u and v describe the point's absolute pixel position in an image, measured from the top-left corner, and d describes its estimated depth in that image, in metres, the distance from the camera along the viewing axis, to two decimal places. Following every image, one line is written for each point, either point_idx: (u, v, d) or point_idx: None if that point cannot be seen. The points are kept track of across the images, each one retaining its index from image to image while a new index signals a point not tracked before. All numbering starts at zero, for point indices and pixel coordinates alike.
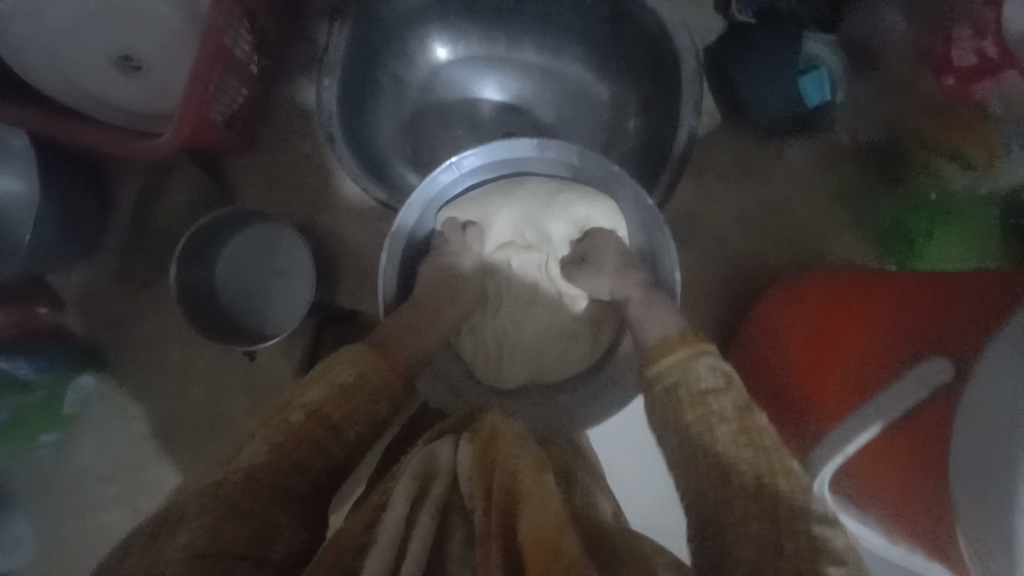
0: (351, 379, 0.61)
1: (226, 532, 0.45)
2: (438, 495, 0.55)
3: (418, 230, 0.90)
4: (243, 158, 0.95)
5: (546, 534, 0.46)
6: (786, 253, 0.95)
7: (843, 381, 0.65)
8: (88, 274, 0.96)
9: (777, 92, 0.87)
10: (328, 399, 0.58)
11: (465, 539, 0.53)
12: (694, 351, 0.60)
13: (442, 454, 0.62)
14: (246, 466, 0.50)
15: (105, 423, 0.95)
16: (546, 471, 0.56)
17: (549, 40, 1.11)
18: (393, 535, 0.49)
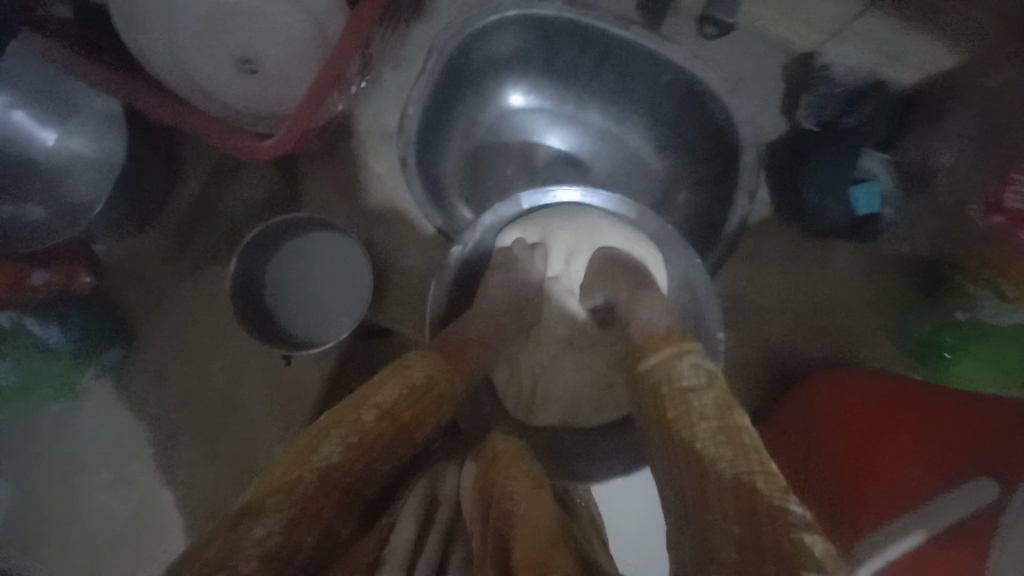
0: (422, 380, 0.66)
1: (296, 536, 0.49)
2: (443, 520, 0.57)
3: (477, 248, 0.92)
4: (316, 165, 0.98)
5: (536, 557, 0.45)
6: (819, 348, 0.99)
7: (886, 483, 0.67)
8: (136, 246, 0.96)
9: (835, 199, 0.93)
10: (399, 399, 0.62)
11: (464, 561, 0.52)
12: (679, 351, 0.65)
13: (449, 481, 0.64)
14: (322, 465, 0.54)
15: (115, 400, 0.93)
16: (542, 489, 0.56)
17: (617, 108, 1.17)
18: (401, 556, 0.50)
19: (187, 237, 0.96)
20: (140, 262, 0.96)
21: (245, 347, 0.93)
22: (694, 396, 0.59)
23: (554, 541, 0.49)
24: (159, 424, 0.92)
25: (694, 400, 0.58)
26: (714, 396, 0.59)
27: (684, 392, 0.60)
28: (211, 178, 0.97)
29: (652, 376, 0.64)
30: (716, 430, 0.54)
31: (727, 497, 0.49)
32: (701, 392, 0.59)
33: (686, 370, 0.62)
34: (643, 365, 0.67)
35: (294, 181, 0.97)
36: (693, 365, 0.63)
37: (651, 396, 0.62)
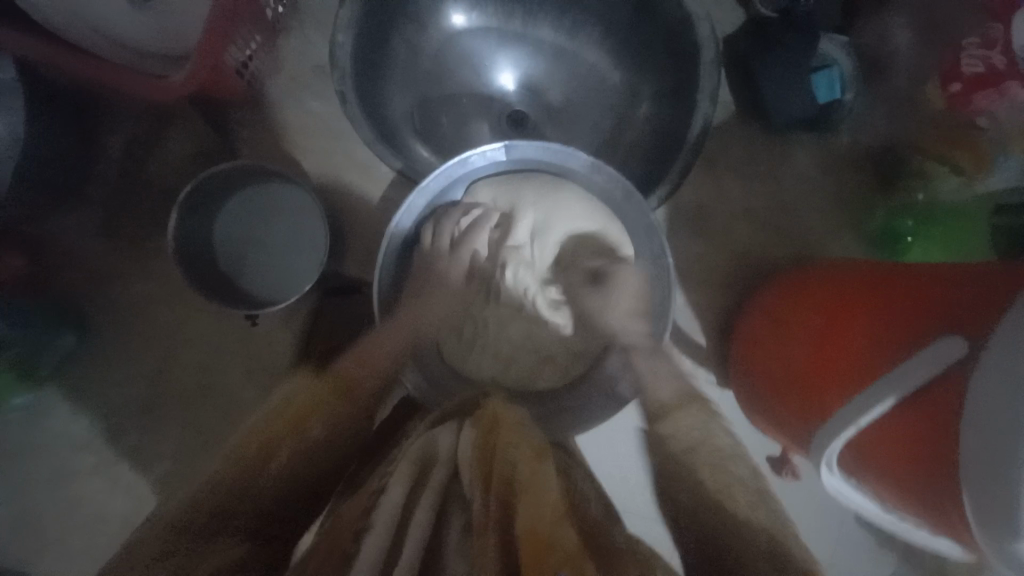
0: (288, 400, 0.71)
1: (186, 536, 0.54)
2: (438, 482, 0.61)
3: (440, 204, 0.90)
4: (247, 113, 0.90)
5: (541, 528, 0.48)
6: (788, 249, 0.99)
7: (847, 374, 0.70)
8: (68, 226, 0.89)
9: (794, 91, 0.90)
10: (278, 417, 0.68)
11: (464, 527, 0.54)
12: (698, 418, 0.69)
13: (442, 441, 0.68)
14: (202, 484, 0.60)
15: (82, 386, 0.90)
16: (543, 459, 0.61)
17: (567, 19, 1.10)
18: (390, 517, 0.54)
19: (121, 207, 0.89)
20: (76, 244, 0.89)
21: (209, 316, 0.90)
22: (729, 475, 0.68)
23: (558, 517, 0.51)
24: (133, 404, 0.90)
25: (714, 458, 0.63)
26: (736, 469, 0.67)
27: (536, 453, 0.60)
28: (136, 145, 0.90)
29: (677, 445, 0.72)
30: (747, 496, 0.59)
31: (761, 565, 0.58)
32: (727, 457, 0.63)
33: (717, 458, 0.69)
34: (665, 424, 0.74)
35: (228, 135, 0.89)
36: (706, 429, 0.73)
37: (688, 470, 0.69)
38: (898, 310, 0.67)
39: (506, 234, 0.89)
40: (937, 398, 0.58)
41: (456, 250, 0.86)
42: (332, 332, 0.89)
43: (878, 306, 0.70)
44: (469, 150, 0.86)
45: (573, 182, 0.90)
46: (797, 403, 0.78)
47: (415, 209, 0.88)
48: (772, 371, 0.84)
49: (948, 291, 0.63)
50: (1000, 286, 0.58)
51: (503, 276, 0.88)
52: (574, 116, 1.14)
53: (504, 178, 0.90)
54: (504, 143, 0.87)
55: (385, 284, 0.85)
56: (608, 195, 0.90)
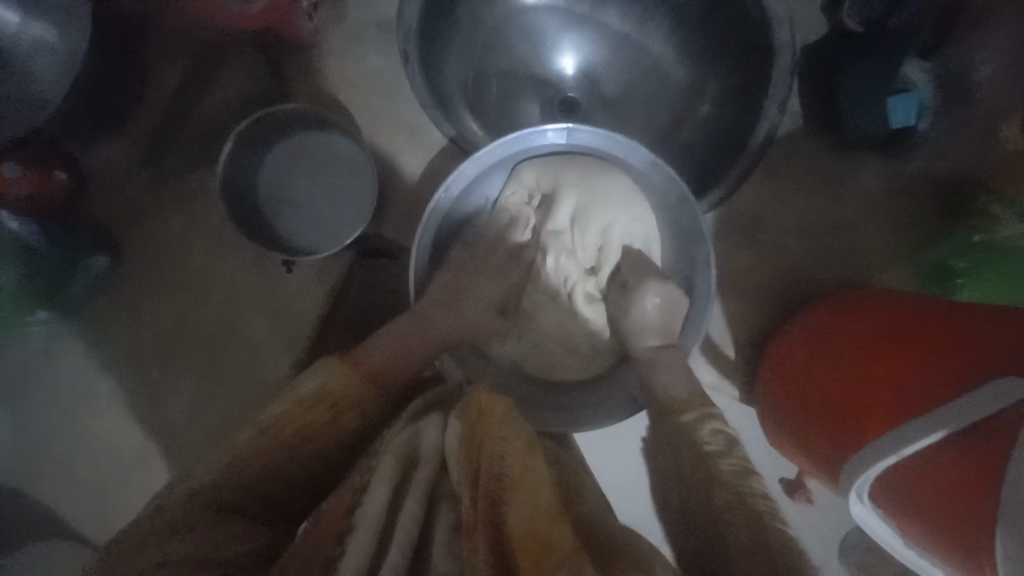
0: (312, 391, 0.64)
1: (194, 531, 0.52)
2: (426, 478, 0.60)
3: (487, 179, 0.88)
4: (306, 58, 0.89)
5: (539, 531, 0.50)
6: (837, 272, 0.96)
7: (883, 400, 0.68)
8: (115, 151, 0.88)
9: (869, 107, 0.88)
10: (295, 412, 0.62)
11: (452, 526, 0.56)
12: (704, 413, 0.64)
13: (428, 435, 0.65)
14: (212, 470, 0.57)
15: (109, 313, 0.89)
16: (536, 453, 0.59)
17: (637, 7, 1.07)
18: (372, 521, 0.53)
19: (168, 138, 0.88)
20: (123, 167, 0.88)
21: (243, 258, 0.89)
22: (722, 458, 0.59)
23: (554, 513, 0.52)
24: (156, 337, 0.90)
25: (720, 464, 0.59)
26: (739, 459, 0.59)
27: (709, 457, 0.59)
28: (191, 75, 0.88)
29: (686, 427, 0.64)
30: (741, 477, 0.57)
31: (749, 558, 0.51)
32: (726, 455, 0.59)
33: (709, 436, 0.62)
34: (680, 417, 0.66)
35: (286, 77, 0.88)
36: (716, 429, 0.62)
37: (692, 449, 0.61)
38: (943, 346, 0.65)
39: (547, 216, 0.89)
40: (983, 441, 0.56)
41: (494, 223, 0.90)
42: (369, 295, 0.90)
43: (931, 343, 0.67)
44: (531, 128, 0.82)
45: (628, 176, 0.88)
46: (817, 416, 0.78)
47: (463, 180, 0.85)
48: (809, 396, 0.80)
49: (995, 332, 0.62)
50: None
51: (544, 260, 0.89)
52: (627, 107, 1.11)
53: (553, 158, 0.88)
54: (568, 126, 0.83)
55: (422, 261, 0.84)
56: (663, 196, 0.87)
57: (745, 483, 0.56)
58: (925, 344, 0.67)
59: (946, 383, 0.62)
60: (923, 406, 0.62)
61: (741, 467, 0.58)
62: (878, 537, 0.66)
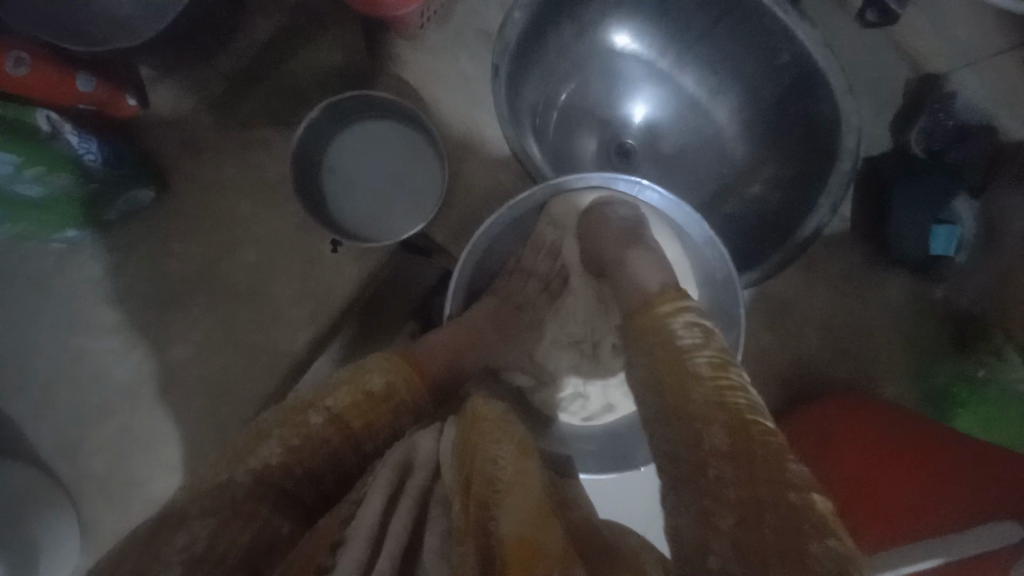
0: (380, 387, 0.65)
1: (225, 537, 0.49)
2: (418, 486, 0.58)
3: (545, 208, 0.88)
4: (400, 46, 0.89)
5: (526, 535, 0.46)
6: (848, 374, 0.99)
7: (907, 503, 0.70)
8: (185, 85, 0.87)
9: (915, 230, 0.91)
10: (353, 404, 0.62)
11: (444, 531, 0.53)
12: (676, 306, 0.62)
13: (423, 446, 0.64)
14: (259, 467, 0.54)
15: (132, 244, 0.87)
16: (529, 458, 0.57)
17: (713, 78, 1.11)
18: (371, 526, 0.50)
19: (243, 88, 0.87)
20: (190, 105, 0.87)
21: (284, 225, 0.88)
22: (690, 355, 0.57)
23: (544, 513, 0.49)
24: (175, 279, 0.87)
25: (691, 361, 0.56)
26: (710, 353, 0.57)
27: (682, 353, 0.57)
28: (284, 33, 0.88)
29: (656, 324, 0.62)
30: (719, 393, 0.53)
31: (723, 460, 0.49)
32: (699, 349, 0.57)
33: (681, 327, 0.60)
34: (651, 314, 0.64)
35: (375, 61, 0.88)
36: (689, 320, 0.61)
37: (648, 352, 0.60)
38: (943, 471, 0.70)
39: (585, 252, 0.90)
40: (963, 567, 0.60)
41: (535, 249, 0.90)
42: (395, 290, 0.89)
43: (923, 463, 0.72)
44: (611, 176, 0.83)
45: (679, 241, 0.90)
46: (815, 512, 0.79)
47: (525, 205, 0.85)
48: None
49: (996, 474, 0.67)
50: None
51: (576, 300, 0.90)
52: (684, 168, 1.14)
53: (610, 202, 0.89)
54: (644, 183, 0.84)
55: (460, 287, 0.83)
56: (708, 271, 0.89)
57: (721, 394, 0.53)
58: (916, 464, 0.73)
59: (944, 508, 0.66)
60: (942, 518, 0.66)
61: (715, 361, 0.56)
62: None
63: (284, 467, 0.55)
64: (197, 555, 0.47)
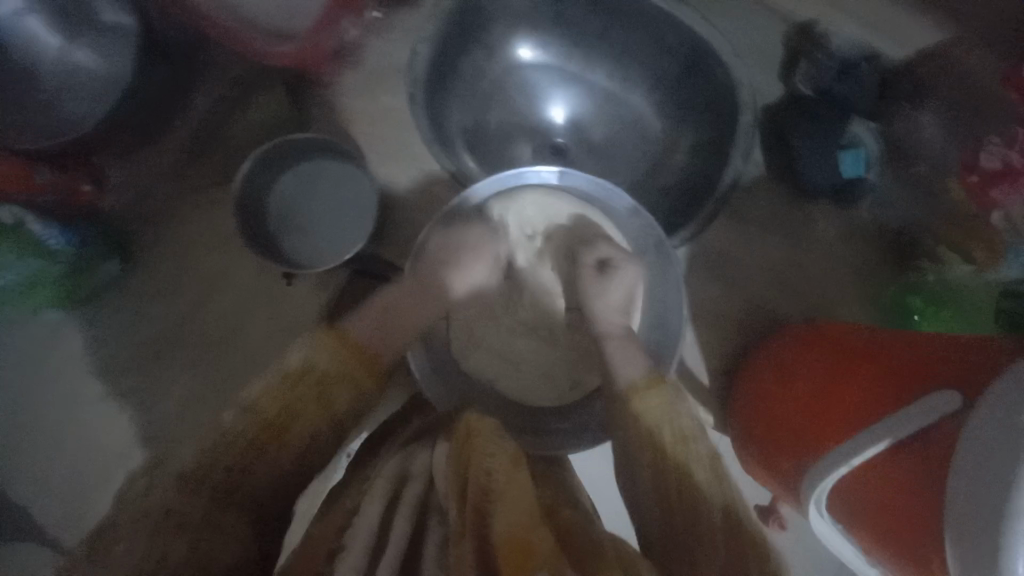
0: (300, 367, 0.68)
1: (173, 556, 0.55)
2: (413, 496, 0.66)
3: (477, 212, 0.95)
4: (324, 93, 0.98)
5: (517, 535, 0.52)
6: (800, 307, 1.03)
7: (849, 403, 0.74)
8: (144, 163, 0.95)
9: (822, 163, 0.98)
10: (274, 400, 0.65)
11: (440, 541, 0.58)
12: (671, 400, 0.70)
13: (419, 458, 0.73)
14: (196, 483, 0.60)
15: (109, 315, 0.94)
16: (521, 467, 0.62)
17: (622, 69, 1.19)
18: (366, 542, 0.57)
19: (195, 159, 0.97)
20: (144, 182, 0.95)
21: (246, 271, 0.95)
22: (694, 443, 0.65)
23: (535, 520, 0.55)
24: (153, 340, 0.94)
25: (694, 446, 0.65)
26: (709, 444, 0.66)
27: (683, 441, 0.65)
28: (224, 103, 0.97)
29: (643, 415, 0.68)
30: (711, 476, 0.62)
31: (715, 532, 0.57)
32: (701, 440, 0.66)
33: (682, 416, 0.69)
34: (636, 402, 0.71)
35: (304, 111, 0.98)
36: (690, 416, 0.69)
37: (647, 439, 0.66)
38: (884, 368, 0.73)
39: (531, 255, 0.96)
40: (896, 476, 0.63)
41: None
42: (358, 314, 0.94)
43: (864, 361, 0.76)
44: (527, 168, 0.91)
45: (611, 219, 0.96)
46: (782, 439, 0.84)
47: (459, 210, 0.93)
48: (771, 422, 0.87)
49: (931, 356, 0.69)
50: (973, 351, 0.66)
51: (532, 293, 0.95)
52: (614, 153, 1.21)
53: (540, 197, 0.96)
54: (561, 169, 0.92)
55: None
56: (642, 239, 0.95)
57: (712, 472, 0.63)
58: (859, 364, 0.76)
59: (887, 402, 0.69)
60: (879, 410, 0.69)
61: (710, 450, 0.66)
62: (822, 534, 0.69)
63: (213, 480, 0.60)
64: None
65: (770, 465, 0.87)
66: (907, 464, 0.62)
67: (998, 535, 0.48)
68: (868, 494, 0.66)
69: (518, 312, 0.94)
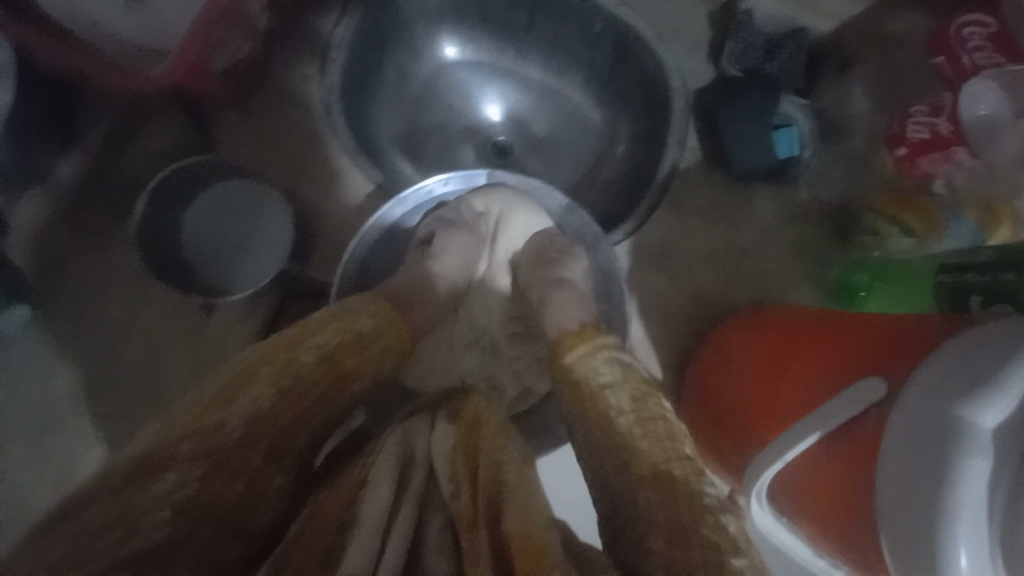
0: (367, 329, 0.66)
1: (213, 489, 0.49)
2: (417, 483, 0.58)
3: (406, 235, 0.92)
4: (230, 114, 0.94)
5: (528, 533, 0.48)
6: (745, 293, 1.02)
7: (794, 394, 0.71)
8: (39, 204, 0.90)
9: (757, 144, 0.95)
10: (342, 344, 0.62)
11: (443, 525, 0.54)
12: (593, 348, 0.70)
13: (419, 443, 0.65)
14: (251, 408, 0.53)
15: (20, 370, 0.88)
16: (530, 466, 0.58)
17: (553, 62, 1.15)
18: (378, 516, 0.51)
19: (91, 194, 0.92)
20: (44, 224, 0.91)
21: (166, 308, 0.90)
22: (612, 393, 0.62)
23: (547, 520, 0.51)
24: (70, 391, 0.89)
25: (610, 396, 0.62)
26: (629, 388, 0.62)
27: (601, 388, 0.63)
28: (116, 133, 0.93)
29: (576, 373, 0.67)
30: (635, 422, 0.58)
31: (648, 486, 0.52)
32: (618, 387, 0.63)
33: (601, 366, 0.67)
34: (566, 358, 0.71)
35: (210, 133, 0.93)
36: (608, 358, 0.68)
37: (574, 391, 0.66)
38: (818, 351, 0.71)
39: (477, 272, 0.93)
40: (863, 439, 0.58)
41: None
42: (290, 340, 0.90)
43: (805, 347, 0.74)
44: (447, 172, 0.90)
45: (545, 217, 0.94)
46: (731, 430, 0.81)
47: (385, 224, 0.89)
48: (721, 414, 0.85)
49: (862, 333, 0.68)
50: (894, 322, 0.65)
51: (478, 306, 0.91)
52: (555, 151, 1.18)
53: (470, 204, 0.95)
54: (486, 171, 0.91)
55: None
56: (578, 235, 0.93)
57: (640, 423, 0.58)
58: (801, 350, 0.74)
59: (822, 385, 0.67)
60: (815, 395, 0.68)
61: (632, 396, 0.61)
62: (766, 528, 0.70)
63: (272, 413, 0.54)
64: (171, 536, 0.46)
65: (724, 457, 0.84)
66: (846, 453, 0.60)
67: (937, 515, 0.46)
68: (808, 487, 0.65)
69: (460, 319, 0.91)
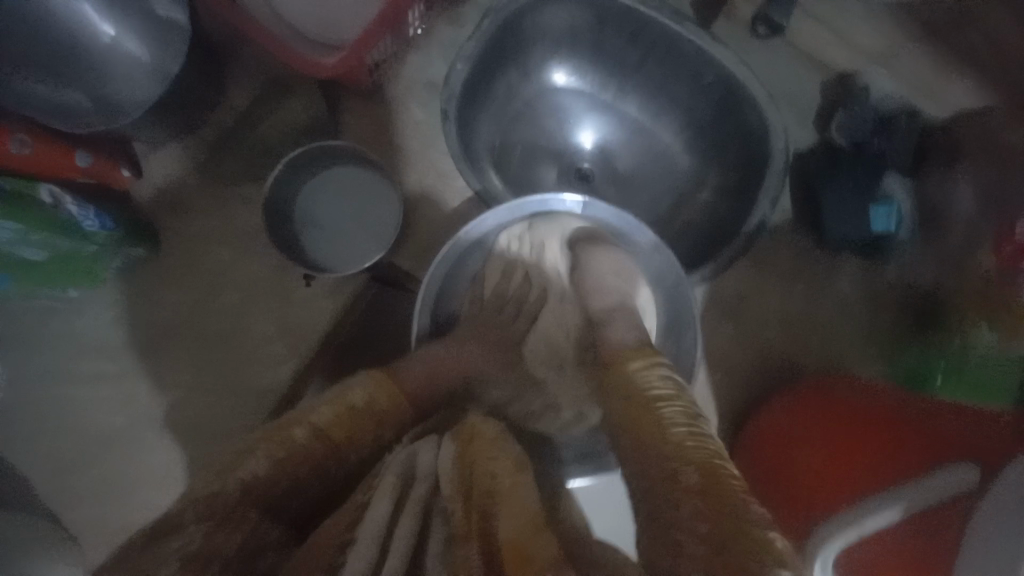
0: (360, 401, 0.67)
1: (214, 538, 0.50)
2: (419, 496, 0.58)
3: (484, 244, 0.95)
4: (358, 103, 1.01)
5: (522, 540, 0.48)
6: (813, 359, 1.01)
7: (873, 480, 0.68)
8: (175, 152, 0.99)
9: (850, 215, 0.97)
10: (335, 419, 0.64)
11: (445, 539, 0.53)
12: (651, 362, 0.68)
13: (424, 458, 0.65)
14: (246, 480, 0.55)
15: (129, 298, 0.96)
16: (524, 472, 0.59)
17: (654, 103, 1.18)
18: (376, 532, 0.52)
19: (225, 154, 1.00)
20: (177, 173, 0.99)
21: (265, 267, 0.97)
22: (667, 404, 0.61)
23: (539, 525, 0.51)
24: (165, 324, 0.96)
25: (665, 407, 0.61)
26: (683, 403, 0.62)
27: (656, 400, 0.62)
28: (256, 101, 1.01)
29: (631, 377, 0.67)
30: (687, 435, 0.57)
31: (694, 497, 0.51)
32: (670, 400, 0.62)
33: (658, 379, 0.66)
34: (620, 371, 0.69)
35: (338, 117, 1.00)
36: (665, 374, 0.66)
37: (624, 397, 0.65)
38: (903, 438, 0.70)
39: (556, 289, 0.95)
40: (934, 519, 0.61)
41: (499, 273, 0.95)
42: (374, 318, 0.95)
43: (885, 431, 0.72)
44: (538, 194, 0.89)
45: (631, 252, 0.94)
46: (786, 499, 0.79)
47: (475, 231, 0.91)
48: (779, 476, 0.82)
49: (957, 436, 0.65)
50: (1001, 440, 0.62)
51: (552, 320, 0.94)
52: (635, 185, 1.20)
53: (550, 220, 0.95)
54: (586, 198, 0.90)
55: (426, 307, 0.89)
56: (659, 276, 0.93)
57: (693, 438, 0.57)
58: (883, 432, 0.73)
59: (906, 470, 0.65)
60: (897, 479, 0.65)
61: (686, 411, 0.60)
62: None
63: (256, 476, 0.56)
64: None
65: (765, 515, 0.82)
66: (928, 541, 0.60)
67: None
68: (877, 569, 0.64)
69: (536, 330, 0.94)
